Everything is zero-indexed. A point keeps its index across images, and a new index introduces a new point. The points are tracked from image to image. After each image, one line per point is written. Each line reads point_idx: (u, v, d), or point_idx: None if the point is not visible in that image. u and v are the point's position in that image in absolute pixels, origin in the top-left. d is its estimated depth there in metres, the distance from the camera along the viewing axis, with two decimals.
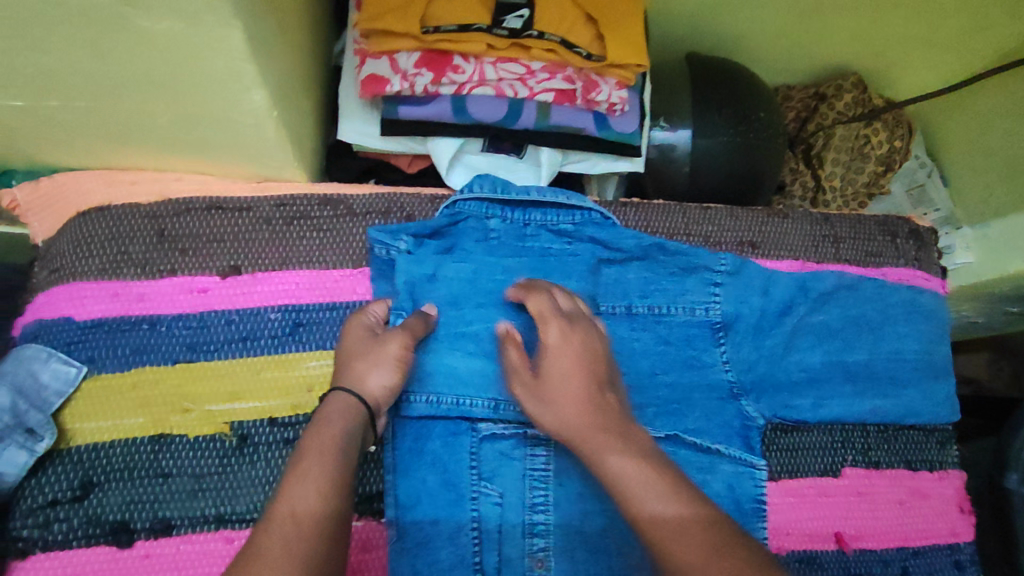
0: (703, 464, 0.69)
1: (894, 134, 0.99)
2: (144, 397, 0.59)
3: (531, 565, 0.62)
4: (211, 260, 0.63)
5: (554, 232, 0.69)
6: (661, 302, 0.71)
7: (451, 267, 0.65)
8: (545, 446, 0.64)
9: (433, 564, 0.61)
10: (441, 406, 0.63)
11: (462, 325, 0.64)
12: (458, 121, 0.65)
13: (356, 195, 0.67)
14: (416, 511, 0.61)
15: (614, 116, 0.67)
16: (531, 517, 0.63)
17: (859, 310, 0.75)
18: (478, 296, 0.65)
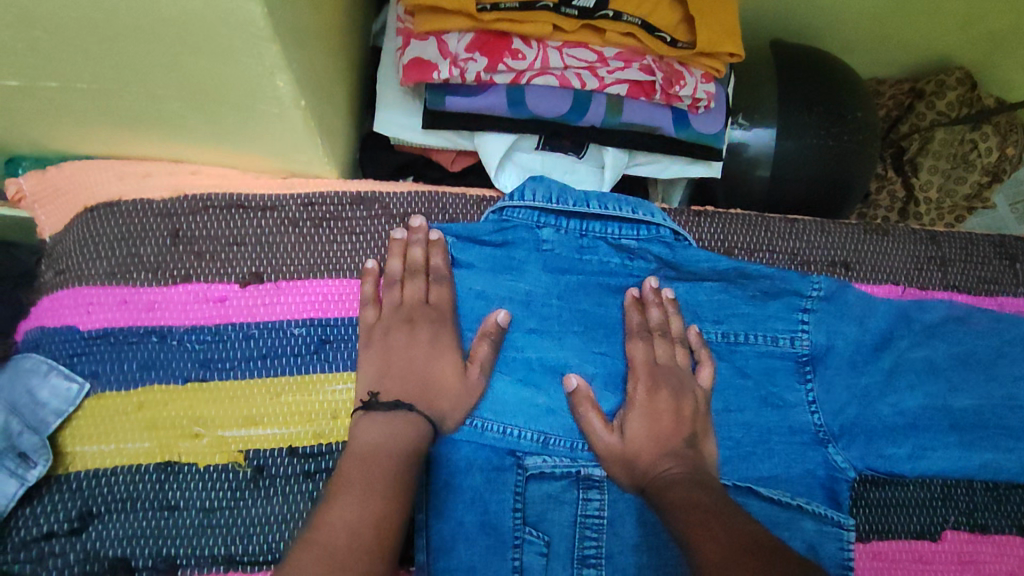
0: (781, 520, 0.57)
1: (1007, 139, 0.86)
2: (151, 418, 0.53)
3: None
4: (230, 266, 0.56)
5: (613, 245, 0.60)
6: (738, 329, 0.61)
7: (496, 286, 0.57)
8: (597, 489, 0.55)
9: None
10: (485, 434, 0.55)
11: (510, 350, 0.56)
12: (513, 116, 0.56)
13: (393, 193, 0.59)
14: (450, 557, 0.52)
15: (695, 114, 0.58)
16: (580, 571, 0.53)
17: (972, 346, 0.62)
18: (530, 320, 0.57)
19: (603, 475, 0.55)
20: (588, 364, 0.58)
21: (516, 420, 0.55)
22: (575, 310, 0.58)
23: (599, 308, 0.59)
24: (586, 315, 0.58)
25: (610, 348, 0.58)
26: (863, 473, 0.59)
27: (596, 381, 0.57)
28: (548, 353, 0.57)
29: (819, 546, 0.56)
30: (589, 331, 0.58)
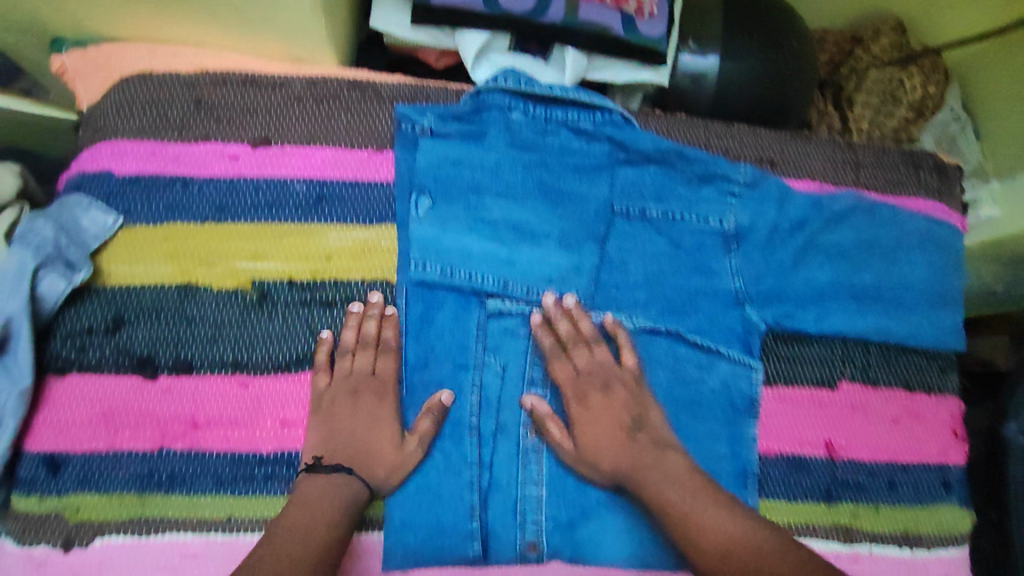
0: (701, 361, 0.69)
1: (930, 80, 0.91)
2: (173, 248, 0.63)
3: (525, 432, 0.65)
4: (243, 129, 0.66)
5: (574, 131, 0.70)
6: (676, 208, 0.71)
7: (470, 154, 0.67)
8: (548, 327, 0.66)
9: (434, 419, 0.64)
10: (453, 279, 0.65)
11: (479, 208, 0.67)
12: (488, 11, 0.67)
13: (384, 81, 0.70)
14: (426, 371, 0.64)
15: (641, 20, 0.70)
16: (529, 389, 0.66)
17: (875, 234, 0.72)
18: (497, 184, 0.67)
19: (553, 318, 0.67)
20: (545, 224, 0.67)
21: (483, 266, 0.66)
22: (537, 181, 0.68)
23: (559, 180, 0.68)
24: (549, 185, 0.68)
25: (565, 212, 0.68)
26: (774, 329, 0.70)
27: (555, 240, 0.67)
28: (510, 213, 0.67)
29: (731, 383, 0.69)
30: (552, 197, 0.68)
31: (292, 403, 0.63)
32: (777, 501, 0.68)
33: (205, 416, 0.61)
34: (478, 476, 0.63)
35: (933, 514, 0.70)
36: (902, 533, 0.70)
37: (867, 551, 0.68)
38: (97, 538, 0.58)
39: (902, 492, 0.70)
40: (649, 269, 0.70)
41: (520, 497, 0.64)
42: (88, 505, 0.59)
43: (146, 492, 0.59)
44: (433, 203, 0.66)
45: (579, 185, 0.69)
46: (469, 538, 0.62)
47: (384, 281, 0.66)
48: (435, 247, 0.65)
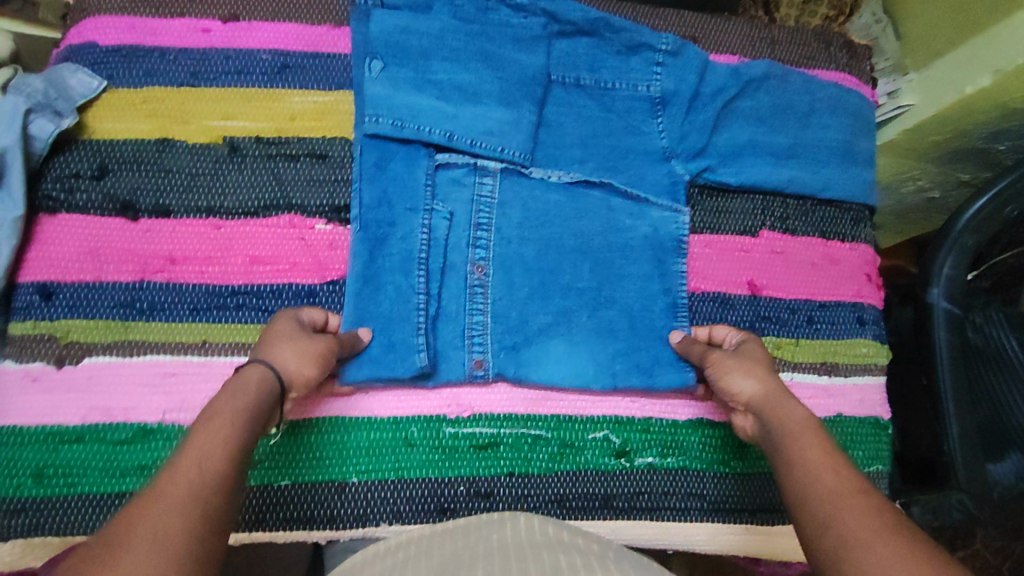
0: (632, 211, 0.76)
1: None
2: (152, 110, 0.71)
3: (471, 270, 0.72)
4: (215, 6, 0.74)
5: (512, 7, 0.75)
6: (608, 77, 0.78)
7: (418, 22, 0.72)
8: (490, 176, 0.73)
9: (386, 255, 0.69)
10: (402, 129, 0.71)
11: (427, 71, 0.72)
12: None
13: None
14: (379, 211, 0.70)
15: None
16: (475, 234, 0.72)
17: (789, 99, 0.80)
18: (443, 50, 0.73)
19: (495, 168, 0.73)
20: (487, 83, 0.73)
21: (429, 121, 0.71)
22: (479, 48, 0.73)
23: (500, 48, 0.74)
24: (490, 51, 0.74)
25: (504, 75, 0.74)
26: (699, 182, 0.78)
27: (496, 98, 0.73)
28: (456, 74, 0.73)
29: (661, 228, 0.76)
30: (490, 60, 0.73)
31: (260, 242, 0.69)
32: None
33: (182, 253, 0.68)
34: (424, 302, 0.69)
35: (849, 345, 0.79)
36: (821, 362, 0.78)
37: (790, 377, 0.77)
38: (85, 358, 0.65)
39: (821, 327, 0.79)
40: (584, 132, 0.77)
41: (468, 324, 0.71)
42: (75, 328, 0.65)
43: (128, 318, 0.66)
44: (385, 66, 0.71)
45: (518, 53, 0.74)
46: (416, 351, 0.67)
47: (343, 139, 0.74)
48: (383, 100, 0.71)
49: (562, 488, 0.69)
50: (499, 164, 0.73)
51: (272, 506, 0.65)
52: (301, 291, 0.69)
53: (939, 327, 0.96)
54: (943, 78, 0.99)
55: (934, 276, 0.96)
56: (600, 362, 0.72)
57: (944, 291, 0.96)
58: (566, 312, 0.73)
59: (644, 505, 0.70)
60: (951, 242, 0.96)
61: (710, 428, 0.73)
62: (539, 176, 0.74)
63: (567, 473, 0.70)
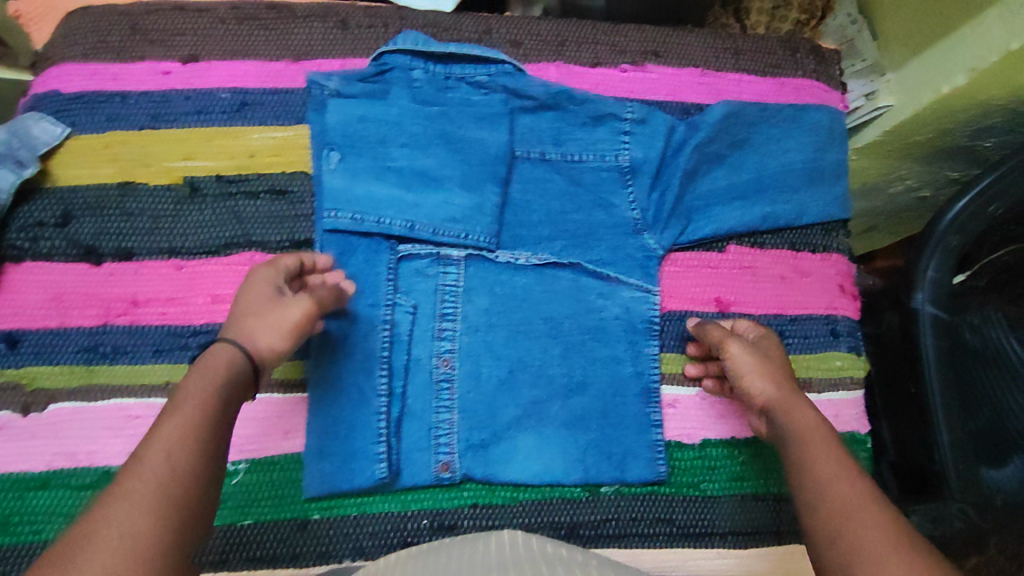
0: (602, 290, 0.75)
1: None
2: (114, 154, 0.72)
3: (437, 363, 0.70)
4: (175, 49, 0.76)
5: (472, 84, 0.77)
6: (573, 150, 0.78)
7: (374, 110, 0.73)
8: (455, 265, 0.73)
9: (349, 355, 0.68)
10: (363, 224, 0.71)
11: (387, 158, 0.73)
12: None
13: (298, 2, 0.79)
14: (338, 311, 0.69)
15: None
16: (440, 324, 0.71)
17: (750, 134, 0.81)
18: (402, 136, 0.73)
19: (459, 257, 0.73)
20: (448, 168, 0.74)
21: (388, 212, 0.71)
22: (440, 131, 0.74)
23: (461, 129, 0.75)
24: (451, 133, 0.75)
25: (464, 113, 0.76)
26: (676, 249, 0.78)
27: (456, 137, 0.75)
28: (416, 160, 0.73)
29: (632, 308, 0.74)
30: (453, 101, 0.76)
31: (222, 281, 0.70)
32: (673, 353, 0.75)
33: (145, 295, 0.69)
34: (386, 406, 0.67)
35: (822, 360, 0.78)
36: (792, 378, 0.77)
37: None
38: (51, 404, 0.66)
39: (792, 342, 0.78)
40: (550, 208, 0.77)
41: (433, 423, 0.68)
42: (41, 375, 0.66)
43: (93, 362, 0.67)
44: (342, 156, 0.72)
45: (480, 132, 0.76)
46: (376, 462, 0.66)
47: (302, 173, 0.74)
48: (345, 196, 0.71)
49: (526, 518, 0.69)
50: (463, 250, 0.73)
51: (235, 545, 0.65)
52: None
53: (926, 333, 0.94)
54: (921, 79, 0.97)
55: (919, 281, 0.94)
56: (571, 455, 0.70)
57: (929, 296, 0.94)
58: (536, 403, 0.70)
59: (612, 534, 0.69)
60: (934, 244, 0.93)
61: (679, 452, 0.72)
62: (505, 260, 0.74)
63: (530, 502, 0.69)
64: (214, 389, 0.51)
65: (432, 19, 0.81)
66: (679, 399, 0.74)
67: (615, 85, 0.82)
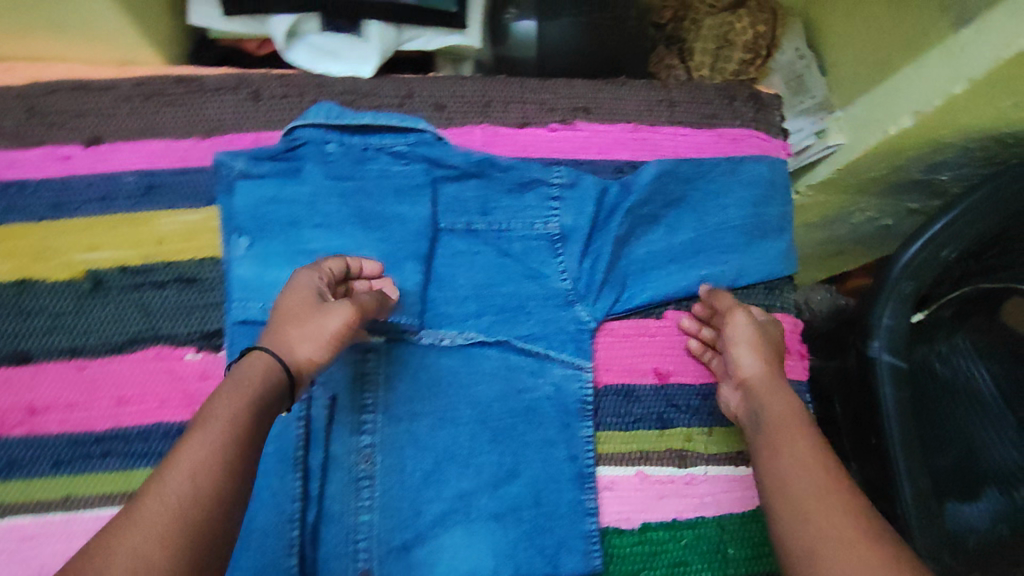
0: (533, 368, 0.72)
1: (759, 19, 0.96)
2: (12, 249, 0.69)
3: (357, 460, 0.67)
4: (76, 131, 0.71)
5: (391, 154, 0.73)
6: (501, 219, 0.75)
7: (285, 191, 0.69)
8: (374, 352, 0.69)
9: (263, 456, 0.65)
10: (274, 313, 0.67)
11: (299, 241, 0.69)
12: None
13: (209, 74, 0.74)
14: None
15: None
16: (359, 416, 0.68)
17: (683, 193, 0.78)
18: (315, 216, 0.70)
19: (378, 343, 0.70)
20: (364, 248, 0.70)
21: None
22: (356, 208, 0.71)
23: (378, 205, 0.71)
24: (366, 210, 0.71)
25: (383, 187, 0.72)
26: (610, 319, 0.75)
27: (374, 214, 0.71)
28: (331, 242, 0.70)
29: (563, 387, 0.72)
30: (373, 174, 0.72)
31: (126, 382, 0.66)
32: (612, 431, 0.73)
33: (44, 402, 0.65)
34: (300, 510, 0.65)
35: None
36: (737, 452, 0.74)
37: (704, 473, 0.73)
38: None
39: None
40: (477, 282, 0.73)
41: (353, 525, 0.66)
42: None
43: None
44: (252, 242, 0.68)
45: (400, 206, 0.72)
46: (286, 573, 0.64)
47: (213, 258, 0.70)
48: (256, 284, 0.67)
49: None
50: (382, 335, 0.69)
51: None
52: (169, 431, 0.65)
53: (884, 382, 0.92)
54: (870, 117, 0.93)
55: (874, 329, 0.93)
56: (501, 550, 0.67)
57: (885, 343, 0.93)
58: (462, 496, 0.68)
59: None
60: (887, 291, 0.92)
61: (617, 538, 0.70)
62: (430, 342, 0.71)
63: None
64: (245, 407, 0.46)
65: (351, 85, 0.76)
66: (618, 480, 0.72)
67: (544, 146, 0.79)
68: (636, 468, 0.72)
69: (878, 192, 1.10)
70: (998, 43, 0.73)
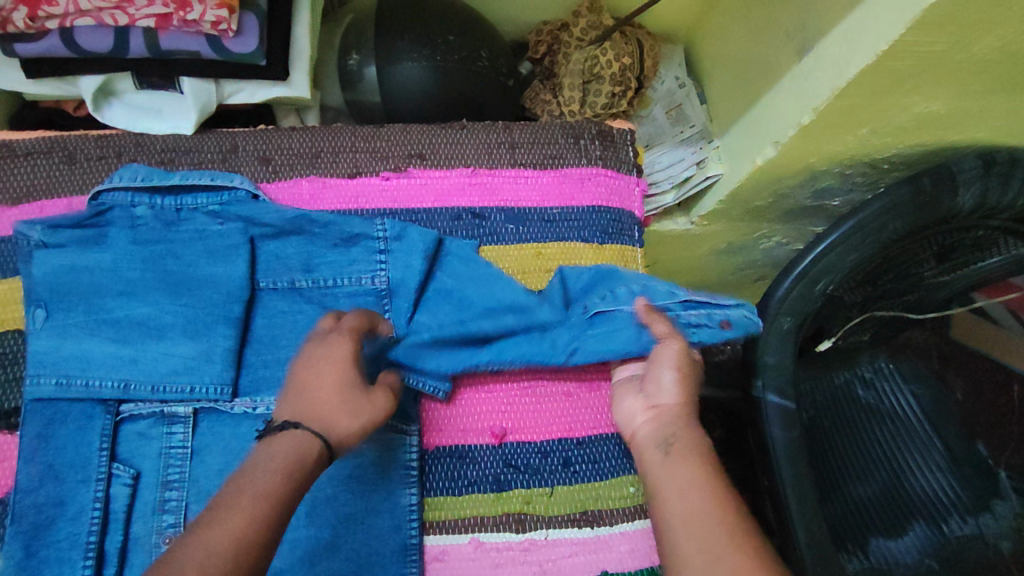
0: None
1: (625, 51, 0.96)
2: None
3: (159, 542, 0.60)
4: None
5: (206, 214, 0.69)
6: (326, 276, 0.70)
7: (85, 258, 0.65)
8: (181, 424, 0.63)
9: (53, 544, 0.58)
10: (70, 389, 0.62)
11: (101, 311, 0.64)
12: (78, 55, 0.68)
13: (21, 139, 0.72)
14: (37, 495, 0.59)
15: (228, 38, 0.69)
16: (163, 493, 0.61)
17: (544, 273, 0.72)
18: (118, 284, 0.65)
19: (187, 413, 0.64)
20: (169, 315, 0.65)
21: (98, 372, 0.62)
22: (162, 273, 0.66)
23: (188, 267, 0.67)
24: (175, 274, 0.67)
25: (197, 251, 0.68)
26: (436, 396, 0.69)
27: (182, 278, 0.67)
28: (134, 309, 0.65)
29: (391, 452, 0.65)
30: (189, 235, 0.68)
31: None
32: (445, 496, 0.67)
33: None
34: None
35: (614, 487, 0.70)
36: (580, 512, 0.69)
37: (544, 537, 0.68)
38: None
39: (580, 469, 0.70)
40: (299, 342, 0.69)
41: None
42: None
43: None
44: (49, 314, 0.63)
45: (212, 268, 0.67)
46: None
47: (15, 331, 0.66)
48: (46, 357, 0.62)
49: None
50: (191, 406, 0.64)
51: None
52: None
53: (772, 422, 0.84)
54: (740, 146, 0.89)
55: (759, 368, 0.85)
56: None
57: (771, 383, 0.85)
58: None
59: None
60: (767, 326, 0.86)
61: None
62: (241, 410, 0.65)
63: None
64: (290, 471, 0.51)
65: (173, 141, 0.74)
66: (451, 549, 0.66)
67: (376, 196, 0.75)
68: (471, 535, 0.67)
69: (776, 220, 1.05)
70: (832, 73, 0.69)
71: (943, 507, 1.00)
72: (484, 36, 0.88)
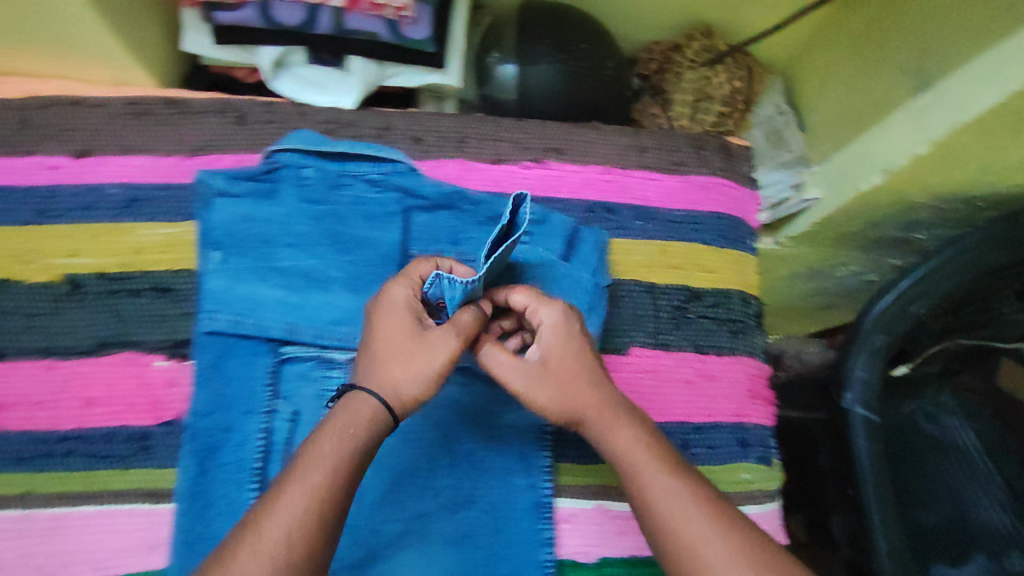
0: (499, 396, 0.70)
1: (735, 75, 1.03)
2: None
3: None
4: (64, 144, 0.74)
5: (365, 181, 0.75)
6: (470, 249, 0.75)
7: (260, 210, 0.71)
8: (339, 369, 0.68)
9: (218, 465, 0.63)
10: (241, 326, 0.66)
11: (270, 260, 0.70)
12: (267, 27, 0.74)
13: (198, 98, 0.78)
14: (210, 419, 0.64)
15: (404, 23, 0.75)
16: None
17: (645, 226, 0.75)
18: (288, 236, 0.71)
19: (345, 361, 0.68)
20: (334, 269, 0.71)
21: (270, 315, 0.67)
22: (326, 230, 0.72)
23: (348, 228, 0.73)
24: (339, 233, 0.72)
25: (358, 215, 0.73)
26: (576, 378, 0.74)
27: (341, 237, 0.72)
28: (301, 262, 0.70)
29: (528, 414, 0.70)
30: (350, 198, 0.74)
31: (96, 383, 0.67)
32: (572, 463, 0.71)
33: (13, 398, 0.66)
34: None
35: (728, 471, 0.74)
36: None
37: None
38: None
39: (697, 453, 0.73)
40: None
41: None
42: None
43: None
44: (224, 257, 0.68)
45: (371, 232, 0.73)
46: None
47: (188, 271, 0.72)
48: (219, 295, 0.67)
49: None
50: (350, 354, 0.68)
51: None
52: (133, 433, 0.66)
53: (858, 436, 0.88)
54: (842, 172, 0.94)
55: (848, 381, 0.90)
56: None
57: (859, 396, 0.89)
58: (421, 516, 0.65)
59: None
60: (859, 344, 0.90)
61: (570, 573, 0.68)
62: None
63: None
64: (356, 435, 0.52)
65: (333, 114, 0.80)
66: (577, 512, 0.70)
67: (517, 182, 0.80)
68: (595, 501, 0.70)
69: (859, 248, 1.09)
70: (955, 108, 0.74)
71: (1004, 542, 1.03)
72: (610, 47, 0.94)
